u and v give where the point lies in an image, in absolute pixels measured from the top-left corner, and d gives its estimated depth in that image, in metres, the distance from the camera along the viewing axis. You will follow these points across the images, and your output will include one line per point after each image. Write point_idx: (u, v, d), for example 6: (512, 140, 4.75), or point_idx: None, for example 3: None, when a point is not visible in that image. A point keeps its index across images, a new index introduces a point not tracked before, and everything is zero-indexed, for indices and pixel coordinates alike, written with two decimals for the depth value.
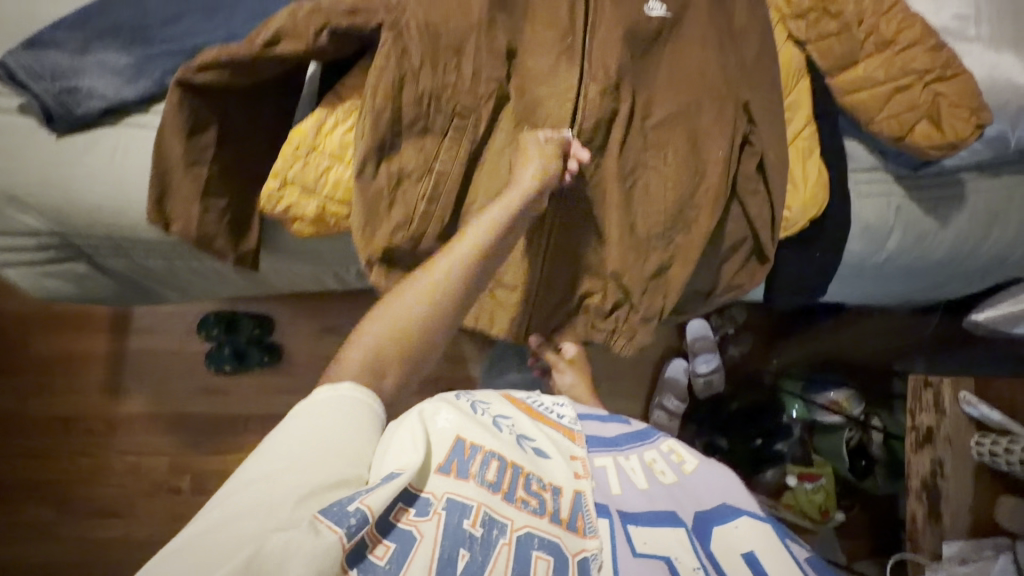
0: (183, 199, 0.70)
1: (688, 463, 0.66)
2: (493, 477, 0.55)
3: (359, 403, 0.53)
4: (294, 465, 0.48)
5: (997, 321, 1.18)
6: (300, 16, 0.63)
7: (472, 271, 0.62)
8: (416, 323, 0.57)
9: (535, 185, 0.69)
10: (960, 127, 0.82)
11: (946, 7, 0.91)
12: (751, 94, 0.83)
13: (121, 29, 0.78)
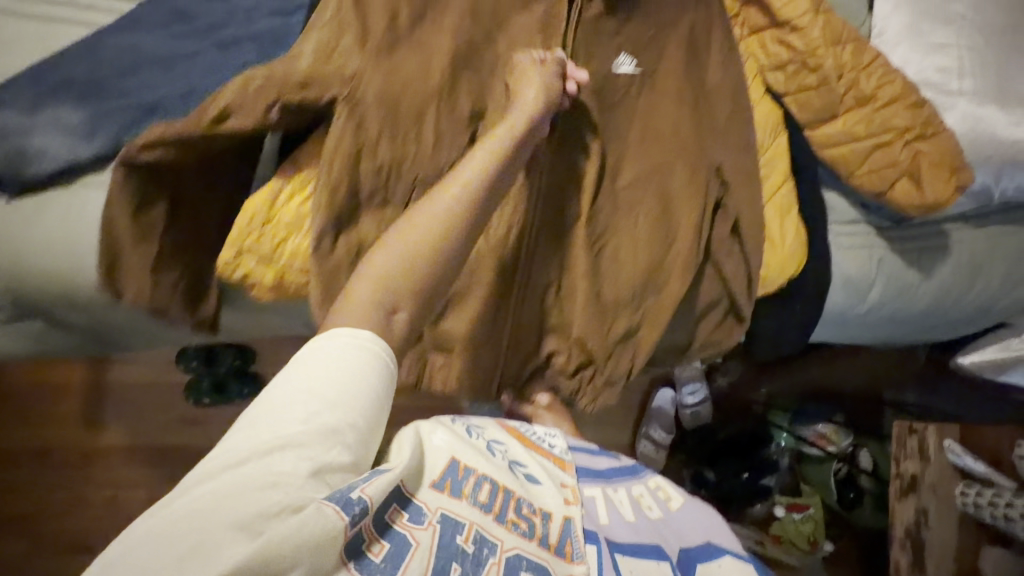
0: (132, 272, 0.68)
1: (674, 500, 0.66)
2: (485, 498, 0.50)
3: (374, 351, 0.49)
4: (298, 430, 0.43)
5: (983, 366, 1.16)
6: (252, 93, 0.63)
7: (489, 177, 0.60)
8: (431, 240, 0.55)
9: (538, 102, 0.68)
10: (941, 188, 0.81)
11: (930, 59, 0.89)
12: (722, 155, 0.81)
13: (76, 83, 0.76)
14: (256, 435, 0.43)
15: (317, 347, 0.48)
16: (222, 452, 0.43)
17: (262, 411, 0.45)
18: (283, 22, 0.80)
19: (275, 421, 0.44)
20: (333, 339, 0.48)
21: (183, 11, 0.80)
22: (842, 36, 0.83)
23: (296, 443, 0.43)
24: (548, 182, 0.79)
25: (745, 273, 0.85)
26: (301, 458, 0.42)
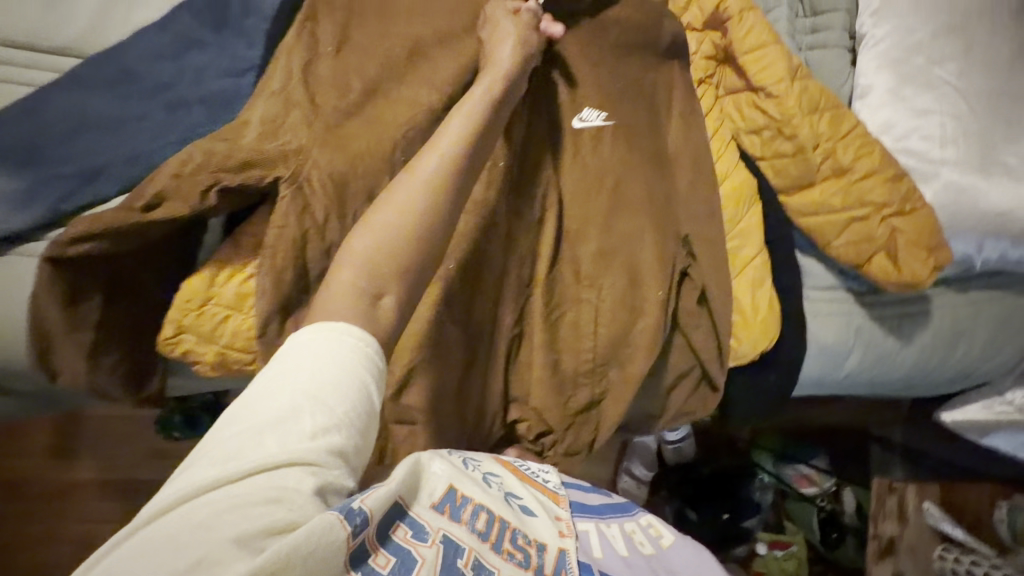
0: (65, 357, 0.65)
1: (666, 538, 0.59)
2: (483, 527, 0.49)
3: (373, 354, 0.46)
4: (300, 442, 0.40)
5: (969, 426, 1.10)
6: (186, 179, 0.58)
7: (470, 145, 0.57)
8: (417, 214, 0.53)
9: (514, 60, 0.65)
10: (919, 268, 0.78)
11: (913, 125, 0.86)
12: (694, 226, 0.77)
13: (14, 148, 0.72)
14: (254, 445, 0.40)
15: (315, 346, 0.45)
16: (218, 461, 0.40)
17: (261, 420, 0.41)
18: (235, 83, 0.75)
19: (273, 432, 0.41)
20: (332, 339, 0.45)
21: (129, 69, 0.75)
22: (820, 104, 0.80)
23: (298, 456, 0.40)
24: (515, 256, 0.73)
25: (717, 345, 0.80)
26: (302, 472, 0.40)
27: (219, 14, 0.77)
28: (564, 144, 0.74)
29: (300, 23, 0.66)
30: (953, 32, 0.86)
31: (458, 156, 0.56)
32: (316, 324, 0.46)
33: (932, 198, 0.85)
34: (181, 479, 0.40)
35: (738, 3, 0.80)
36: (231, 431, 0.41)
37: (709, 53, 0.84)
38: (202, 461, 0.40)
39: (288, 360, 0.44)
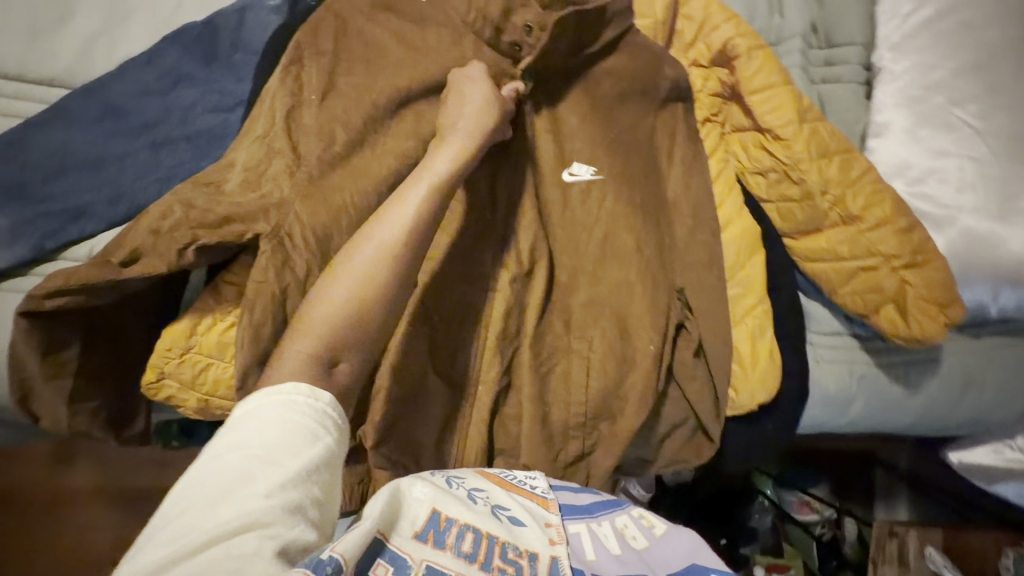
0: (46, 401, 0.63)
1: (659, 527, 0.58)
2: (469, 548, 0.48)
3: (322, 405, 0.47)
4: (255, 503, 0.39)
5: (973, 471, 1.07)
6: (163, 235, 0.57)
7: (433, 206, 0.58)
8: (374, 281, 0.54)
9: (469, 131, 0.62)
10: (928, 324, 0.74)
11: (929, 168, 0.81)
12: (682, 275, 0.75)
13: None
14: (207, 515, 0.38)
15: (261, 409, 0.45)
16: (168, 540, 0.37)
17: (209, 493, 0.40)
18: (222, 120, 0.75)
19: (225, 498, 0.39)
20: (279, 400, 0.46)
21: (114, 104, 0.75)
22: (830, 149, 0.76)
23: (255, 519, 0.38)
24: (499, 304, 0.71)
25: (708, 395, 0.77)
26: (260, 534, 0.38)
27: (208, 48, 0.76)
28: (553, 192, 0.73)
29: (284, 66, 0.64)
30: (976, 70, 0.82)
31: (418, 221, 0.57)
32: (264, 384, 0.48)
33: (945, 247, 0.80)
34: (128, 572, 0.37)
35: (747, 41, 0.75)
36: (179, 507, 0.39)
37: (714, 90, 0.81)
38: (150, 547, 0.37)
39: (235, 428, 0.44)
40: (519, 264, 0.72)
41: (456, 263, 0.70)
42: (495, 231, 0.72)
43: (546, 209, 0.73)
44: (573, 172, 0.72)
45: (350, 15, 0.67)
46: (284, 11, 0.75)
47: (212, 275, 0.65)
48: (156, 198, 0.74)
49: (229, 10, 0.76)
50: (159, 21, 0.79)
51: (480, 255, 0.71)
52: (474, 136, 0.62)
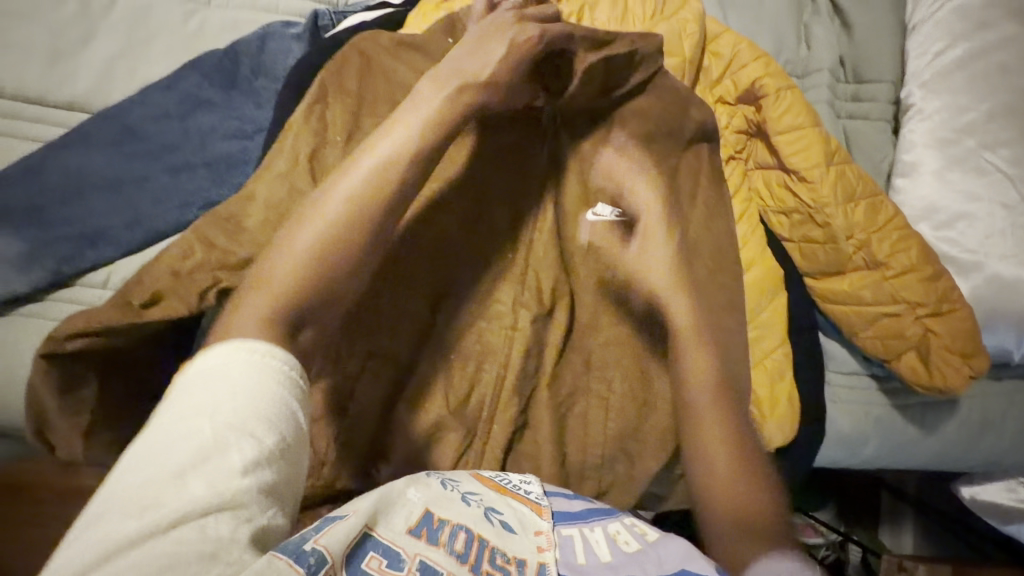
0: (63, 435, 0.62)
1: (651, 535, 0.57)
2: (461, 548, 0.47)
3: (281, 370, 0.45)
4: (231, 482, 0.38)
5: (986, 508, 1.05)
6: (184, 278, 0.58)
7: (403, 169, 0.58)
8: (336, 235, 0.54)
9: (459, 88, 0.62)
10: (950, 375, 0.74)
11: (956, 212, 0.80)
12: (683, 272, 0.73)
13: (12, 211, 0.70)
14: (177, 491, 0.36)
15: (233, 375, 0.43)
16: (134, 516, 0.35)
17: (168, 468, 0.37)
18: (241, 147, 0.73)
19: (196, 471, 0.38)
20: (250, 366, 0.44)
21: (133, 128, 0.73)
22: (857, 192, 0.74)
23: (224, 500, 0.37)
24: (518, 343, 0.70)
25: (731, 408, 0.71)
26: (236, 517, 0.37)
27: (228, 74, 0.74)
28: (575, 232, 0.72)
29: (309, 105, 0.63)
30: (1008, 114, 0.81)
31: (387, 176, 0.57)
32: (228, 339, 0.46)
33: (971, 292, 0.79)
34: (83, 550, 0.34)
35: (775, 82, 0.74)
36: (145, 481, 0.37)
37: (741, 127, 0.79)
38: (110, 523, 0.35)
39: (204, 392, 0.42)
40: (538, 303, 0.71)
41: (473, 300, 0.71)
42: (516, 267, 0.72)
43: (568, 249, 0.72)
44: (596, 212, 0.73)
45: (375, 54, 0.66)
46: (306, 39, 0.76)
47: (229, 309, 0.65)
48: (175, 225, 0.73)
49: (250, 37, 0.76)
50: (181, 45, 0.78)
51: (495, 297, 0.71)
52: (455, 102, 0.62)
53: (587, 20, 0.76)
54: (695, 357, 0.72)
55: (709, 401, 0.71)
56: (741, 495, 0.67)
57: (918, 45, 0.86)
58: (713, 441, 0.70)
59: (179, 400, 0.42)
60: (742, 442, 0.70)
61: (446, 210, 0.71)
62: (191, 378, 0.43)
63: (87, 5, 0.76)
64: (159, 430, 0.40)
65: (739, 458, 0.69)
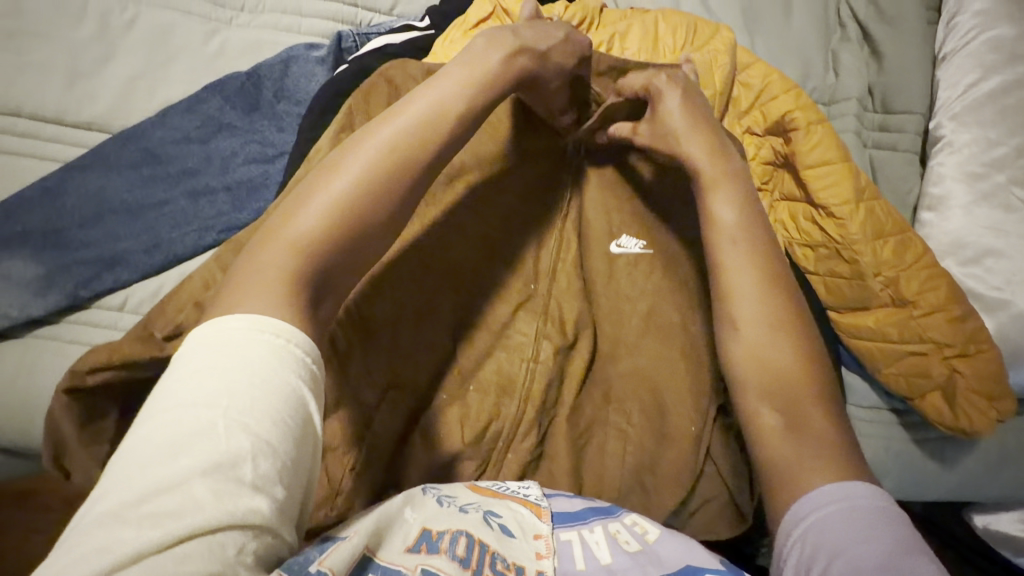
0: (79, 463, 0.60)
1: (651, 532, 0.52)
2: (463, 552, 0.44)
3: (301, 362, 0.40)
4: (243, 495, 0.33)
5: (998, 540, 0.95)
6: (204, 309, 0.55)
7: (442, 139, 0.52)
8: (374, 175, 0.48)
9: (506, 65, 0.58)
10: (976, 417, 0.73)
11: (989, 247, 0.78)
12: (743, 232, 0.60)
13: (32, 234, 0.71)
14: (183, 499, 0.31)
15: (252, 364, 0.37)
16: (132, 525, 0.30)
17: (174, 466, 0.32)
18: (263, 170, 0.77)
19: (203, 476, 0.32)
20: (272, 353, 0.38)
21: (152, 150, 0.75)
22: (886, 230, 0.73)
23: (235, 516, 0.32)
24: (541, 376, 0.66)
25: (801, 369, 0.57)
26: (244, 536, 0.32)
27: (250, 98, 0.78)
28: (599, 264, 0.69)
29: (335, 133, 0.61)
30: None
31: (430, 122, 0.51)
32: (246, 314, 0.40)
33: (996, 330, 0.77)
34: (72, 560, 0.29)
35: (805, 115, 0.73)
36: (146, 481, 0.32)
37: (767, 158, 0.79)
38: (105, 530, 0.30)
39: (218, 379, 0.36)
40: (561, 333, 0.68)
41: (490, 331, 0.66)
42: (541, 299, 0.68)
43: (592, 281, 0.69)
44: (621, 243, 0.69)
45: (403, 82, 0.64)
46: (329, 62, 0.79)
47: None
48: (193, 248, 0.73)
49: (273, 61, 0.79)
50: (203, 66, 0.80)
51: (514, 328, 0.67)
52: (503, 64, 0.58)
53: (616, 49, 0.75)
54: (753, 309, 0.58)
55: (762, 364, 0.57)
56: (810, 470, 0.51)
57: (952, 72, 0.85)
58: (770, 404, 0.56)
59: (187, 387, 0.36)
60: (816, 409, 0.55)
61: (462, 239, 0.66)
62: (201, 360, 0.37)
63: (106, 25, 0.78)
64: (162, 420, 0.35)
65: (813, 433, 0.53)
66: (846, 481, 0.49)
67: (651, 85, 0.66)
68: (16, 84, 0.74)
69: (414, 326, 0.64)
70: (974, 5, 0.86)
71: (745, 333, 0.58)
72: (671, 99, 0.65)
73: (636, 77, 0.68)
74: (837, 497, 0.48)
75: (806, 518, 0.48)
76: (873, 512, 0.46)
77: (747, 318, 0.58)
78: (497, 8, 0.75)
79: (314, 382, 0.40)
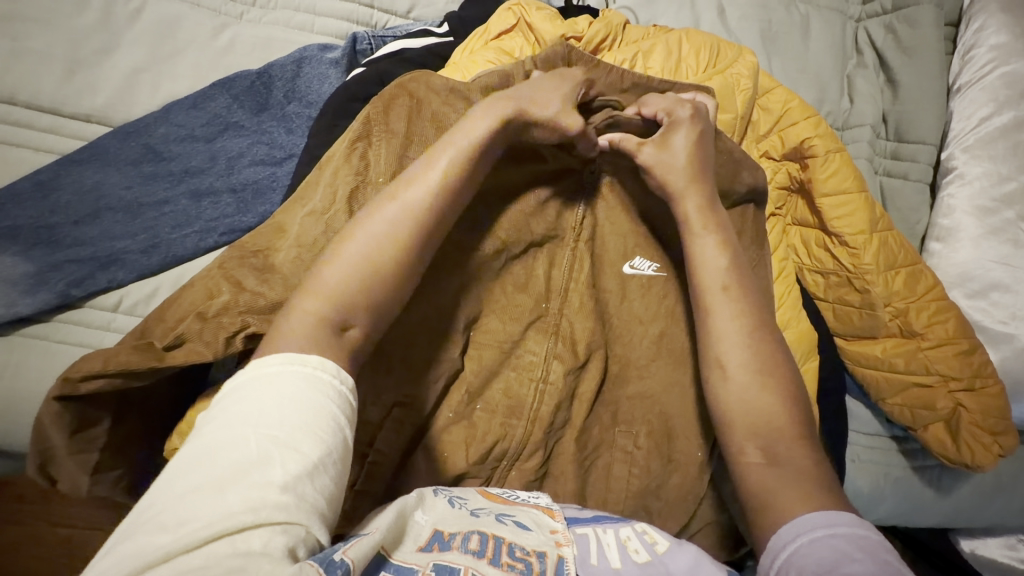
0: (66, 471, 0.58)
1: (661, 544, 0.50)
2: (476, 546, 0.43)
3: (328, 381, 0.41)
4: (269, 494, 0.33)
5: (984, 565, 0.93)
6: (211, 320, 0.51)
7: (460, 186, 0.53)
8: (398, 248, 0.50)
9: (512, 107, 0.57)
10: (980, 452, 0.73)
11: (995, 280, 0.78)
12: (737, 274, 0.60)
13: (21, 231, 0.70)
14: (213, 502, 0.32)
15: (283, 384, 0.39)
16: (166, 529, 0.31)
17: (208, 477, 0.33)
18: (270, 173, 0.77)
19: (231, 481, 0.33)
20: (300, 378, 0.39)
21: (155, 148, 0.75)
22: (898, 261, 0.74)
23: (264, 512, 0.32)
24: (550, 397, 0.65)
25: (784, 412, 0.56)
26: (270, 532, 0.32)
27: (260, 98, 0.79)
28: (611, 283, 0.68)
29: (351, 141, 0.59)
30: None
31: (445, 190, 0.53)
32: (282, 351, 0.42)
33: (998, 364, 0.77)
34: (113, 563, 0.30)
35: (823, 143, 0.74)
36: (182, 489, 0.33)
37: (784, 182, 0.78)
38: (141, 535, 0.31)
39: (250, 402, 0.37)
40: (573, 352, 0.66)
41: (499, 350, 0.65)
42: (553, 317, 0.66)
43: (604, 300, 0.68)
44: (636, 264, 0.68)
45: (425, 96, 0.62)
46: (342, 64, 0.80)
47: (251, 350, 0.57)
48: (194, 250, 0.73)
49: (286, 61, 0.79)
50: (209, 60, 0.81)
51: (524, 347, 0.66)
52: (510, 124, 0.56)
53: (638, 67, 0.74)
54: (743, 355, 0.58)
55: (753, 415, 0.56)
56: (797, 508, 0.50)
57: (965, 104, 0.86)
58: (755, 440, 0.55)
59: (222, 410, 0.38)
60: (801, 446, 0.54)
61: (477, 255, 0.63)
62: (236, 385, 0.39)
63: (110, 15, 0.78)
64: (199, 438, 0.36)
65: (795, 466, 0.53)
66: (831, 511, 0.48)
67: (670, 113, 0.63)
68: (16, 71, 0.74)
69: (423, 341, 0.61)
70: (990, 39, 0.87)
71: (735, 375, 0.58)
72: (683, 137, 0.63)
73: (656, 101, 0.65)
74: (820, 524, 0.46)
75: (789, 544, 0.46)
76: (854, 540, 0.44)
77: (737, 364, 0.58)
78: (521, 22, 0.74)
79: (344, 399, 0.41)
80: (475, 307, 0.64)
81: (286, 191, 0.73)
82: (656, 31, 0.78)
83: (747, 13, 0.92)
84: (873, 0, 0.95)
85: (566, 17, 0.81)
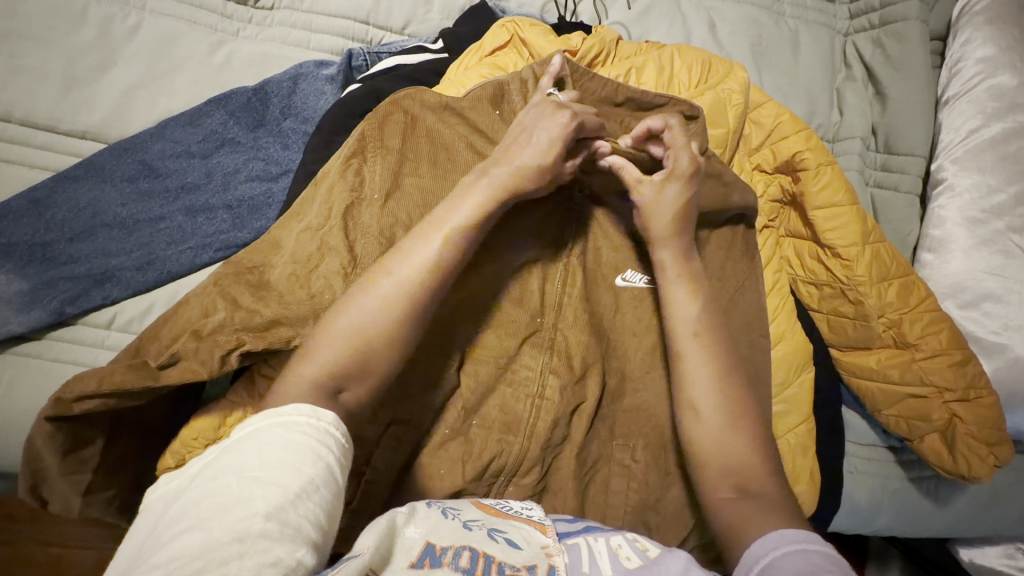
0: (58, 492, 0.58)
1: (653, 551, 0.49)
2: (467, 564, 0.43)
3: (310, 423, 0.42)
4: (253, 525, 0.34)
5: None
6: (206, 339, 0.52)
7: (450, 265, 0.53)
8: (392, 327, 0.50)
9: (506, 183, 0.56)
10: (976, 463, 0.74)
11: (986, 291, 0.79)
12: (711, 306, 0.61)
13: (16, 247, 0.70)
14: (204, 541, 0.33)
15: (260, 432, 0.40)
16: (158, 567, 0.32)
17: (196, 523, 0.35)
18: (266, 188, 0.77)
19: (218, 520, 0.34)
20: (279, 425, 0.41)
21: (151, 164, 0.75)
22: (890, 273, 0.74)
23: (251, 544, 0.33)
24: (546, 412, 0.64)
25: (754, 451, 0.56)
26: (257, 561, 0.32)
27: (256, 114, 0.79)
28: (605, 297, 0.68)
29: (345, 158, 0.60)
30: None
31: (438, 272, 0.52)
32: (262, 412, 0.43)
33: (993, 373, 0.78)
34: None
35: (815, 156, 0.75)
36: (174, 533, 0.35)
37: (776, 195, 0.79)
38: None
39: (235, 456, 0.39)
40: (569, 365, 0.66)
41: (495, 365, 0.64)
42: (548, 331, 0.66)
43: (598, 313, 0.68)
44: (630, 275, 0.68)
45: (419, 113, 0.63)
46: (339, 80, 0.81)
47: (247, 366, 0.57)
48: (189, 266, 0.73)
49: (282, 78, 0.80)
50: (206, 76, 0.81)
51: (519, 362, 0.65)
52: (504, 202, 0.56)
53: (632, 83, 0.74)
54: (716, 398, 0.57)
55: (729, 456, 0.56)
56: (775, 522, 0.50)
57: (954, 116, 0.88)
58: (728, 479, 0.55)
59: (213, 466, 0.39)
60: (765, 473, 0.55)
61: (474, 273, 0.63)
62: (226, 445, 0.41)
63: (106, 33, 0.79)
64: (193, 492, 0.38)
65: (765, 499, 0.53)
66: (802, 531, 0.48)
67: (676, 161, 0.61)
68: (11, 89, 0.74)
69: (422, 355, 0.61)
70: (977, 52, 0.88)
71: (707, 421, 0.57)
72: (676, 191, 0.61)
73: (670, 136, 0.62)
74: (793, 540, 0.46)
75: (763, 555, 0.46)
76: (828, 556, 0.44)
77: (709, 406, 0.57)
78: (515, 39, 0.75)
79: (332, 437, 0.42)
80: (471, 322, 0.64)
81: (282, 207, 0.73)
82: (648, 48, 0.79)
83: (737, 29, 0.93)
84: (862, 15, 0.98)
85: (560, 34, 0.82)
